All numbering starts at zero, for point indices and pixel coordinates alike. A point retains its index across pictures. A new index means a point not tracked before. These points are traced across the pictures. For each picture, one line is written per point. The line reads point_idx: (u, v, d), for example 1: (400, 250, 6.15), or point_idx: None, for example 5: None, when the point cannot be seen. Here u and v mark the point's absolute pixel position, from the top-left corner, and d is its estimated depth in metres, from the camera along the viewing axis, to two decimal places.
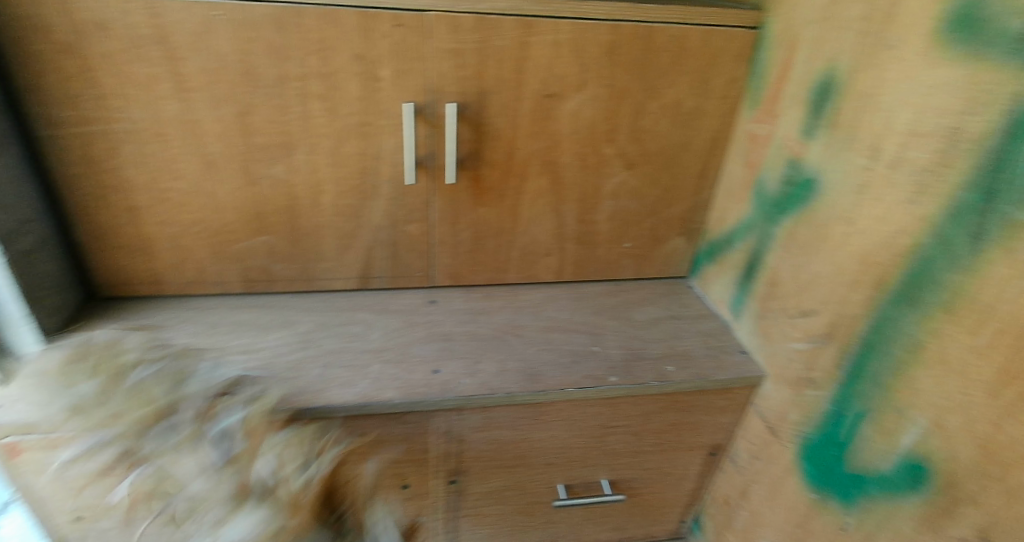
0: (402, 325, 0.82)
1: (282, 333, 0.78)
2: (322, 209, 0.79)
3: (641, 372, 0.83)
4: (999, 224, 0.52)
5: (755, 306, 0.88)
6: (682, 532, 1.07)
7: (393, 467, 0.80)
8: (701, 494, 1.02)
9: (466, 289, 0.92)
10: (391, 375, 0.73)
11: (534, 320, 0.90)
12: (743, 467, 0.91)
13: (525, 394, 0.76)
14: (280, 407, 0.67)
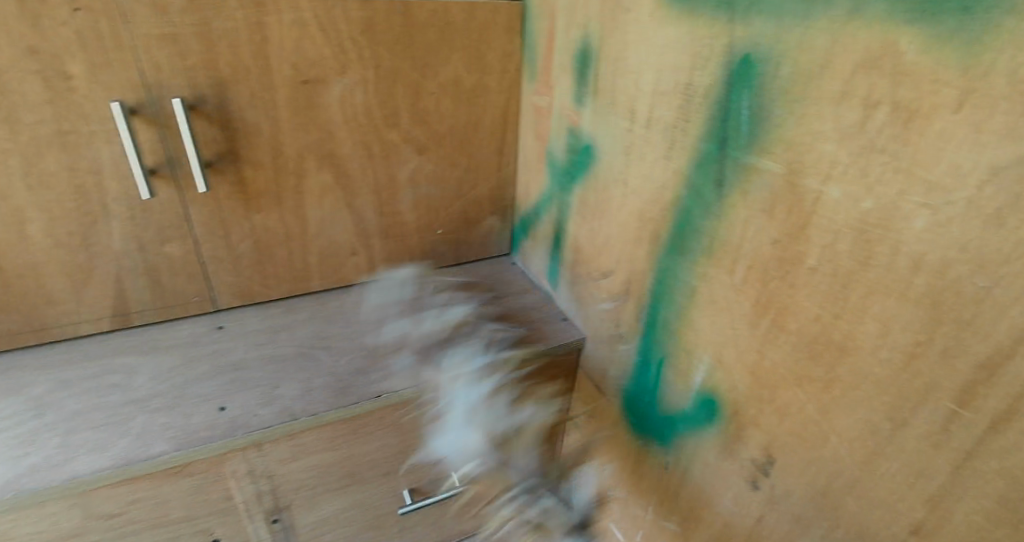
0: (178, 363, 0.71)
1: (7, 403, 0.64)
2: (35, 241, 0.65)
3: (465, 360, 0.79)
4: (734, 169, 0.56)
5: (567, 274, 0.89)
6: None
7: (193, 525, 0.70)
8: None
9: (261, 306, 0.82)
10: (161, 424, 0.63)
11: (346, 328, 0.82)
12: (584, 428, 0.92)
13: (334, 411, 0.68)
14: (5, 495, 0.55)
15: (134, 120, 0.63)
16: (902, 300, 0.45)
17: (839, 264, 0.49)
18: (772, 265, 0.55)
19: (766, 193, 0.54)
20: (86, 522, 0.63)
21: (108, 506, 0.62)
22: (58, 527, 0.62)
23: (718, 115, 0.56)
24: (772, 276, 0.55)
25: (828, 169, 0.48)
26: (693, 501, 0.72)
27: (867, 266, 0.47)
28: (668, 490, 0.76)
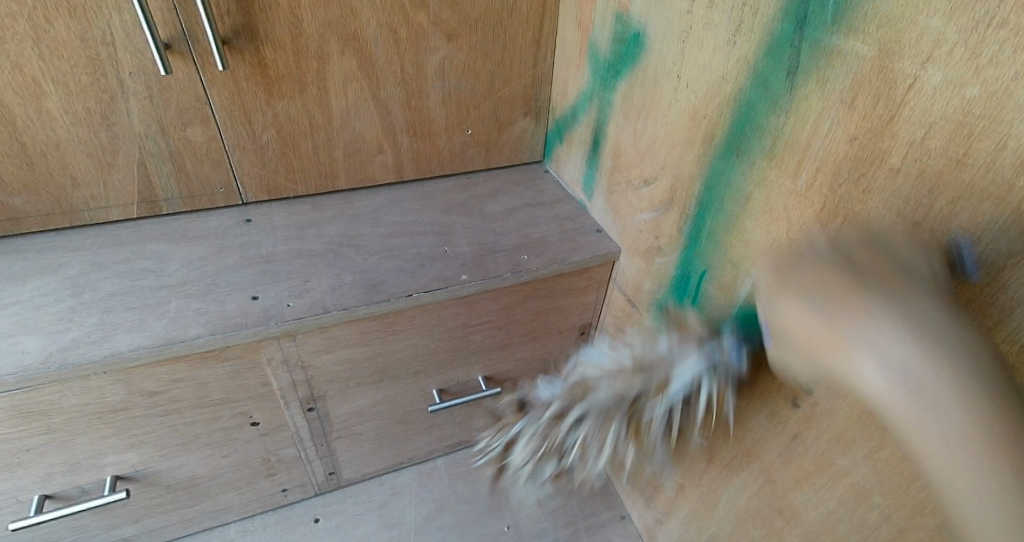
0: (208, 253, 0.68)
1: (44, 280, 0.61)
2: (53, 118, 0.62)
3: (496, 265, 0.75)
4: (811, 53, 0.49)
5: (604, 182, 0.83)
6: None
7: (231, 408, 0.66)
8: None
9: (287, 203, 0.80)
10: (195, 309, 0.59)
11: (373, 228, 0.79)
12: None
13: (365, 307, 0.64)
14: (49, 368, 0.52)
15: None
16: (1001, 205, 0.39)
17: (928, 164, 0.43)
18: (845, 166, 0.49)
19: (848, 80, 0.47)
20: (130, 399, 0.59)
21: (151, 383, 0.58)
22: (103, 401, 0.58)
23: None
24: (844, 180, 0.49)
25: (930, 49, 0.41)
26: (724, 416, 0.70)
27: (962, 165, 0.41)
28: None
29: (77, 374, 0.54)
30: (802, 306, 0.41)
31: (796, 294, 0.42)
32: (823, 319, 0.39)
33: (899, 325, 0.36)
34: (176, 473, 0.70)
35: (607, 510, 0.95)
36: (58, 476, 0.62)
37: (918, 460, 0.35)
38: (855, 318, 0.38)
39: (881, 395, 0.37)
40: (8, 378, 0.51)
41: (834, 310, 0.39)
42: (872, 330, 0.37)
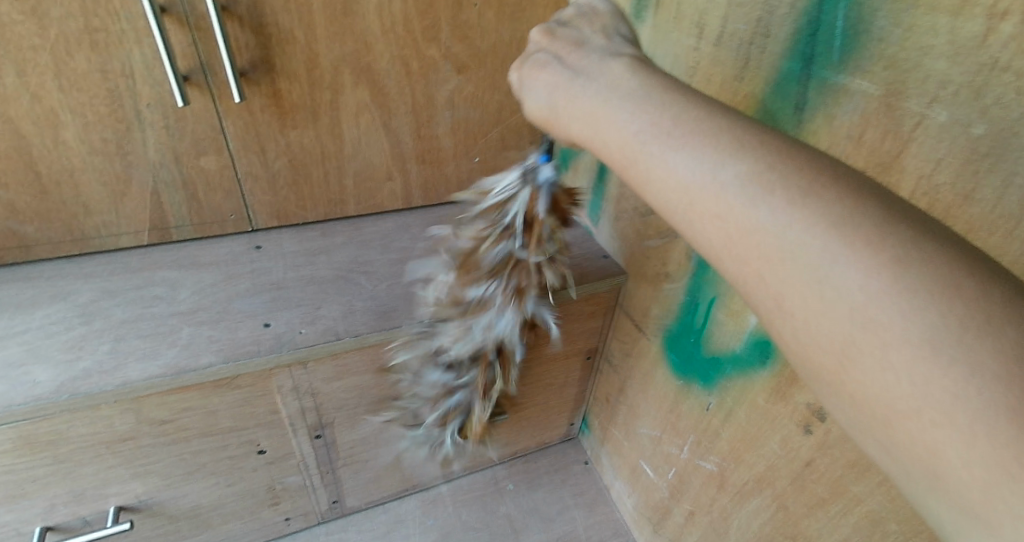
0: (218, 280, 0.68)
1: (54, 307, 0.60)
2: (70, 146, 0.62)
3: None
4: (818, 91, 0.50)
5: (610, 209, 0.85)
6: (573, 434, 1.06)
7: (240, 436, 0.65)
8: (586, 397, 1.00)
9: (298, 229, 0.80)
10: (207, 337, 0.59)
11: (383, 254, 0.79)
12: (619, 365, 0.90)
13: (376, 334, 0.65)
14: (60, 397, 0.50)
15: (164, 20, 0.58)
16: (1008, 239, 0.40)
17: (937, 198, 0.44)
18: None
19: (856, 118, 0.48)
20: (139, 427, 0.57)
21: (161, 412, 0.57)
22: (112, 430, 0.56)
23: (807, 28, 0.50)
24: None
25: (937, 90, 0.42)
26: (735, 443, 0.70)
27: (971, 201, 0.42)
28: (708, 429, 0.74)
29: (87, 404, 0.52)
30: (549, 110, 0.45)
31: (546, 107, 0.46)
32: (562, 113, 0.44)
33: (627, 95, 0.39)
34: (181, 503, 0.68)
35: (614, 537, 0.94)
36: (61, 506, 0.60)
37: (663, 195, 0.36)
38: (581, 103, 0.42)
39: (622, 131, 0.38)
40: (17, 408, 0.50)
41: (573, 94, 0.43)
42: (576, 97, 0.43)
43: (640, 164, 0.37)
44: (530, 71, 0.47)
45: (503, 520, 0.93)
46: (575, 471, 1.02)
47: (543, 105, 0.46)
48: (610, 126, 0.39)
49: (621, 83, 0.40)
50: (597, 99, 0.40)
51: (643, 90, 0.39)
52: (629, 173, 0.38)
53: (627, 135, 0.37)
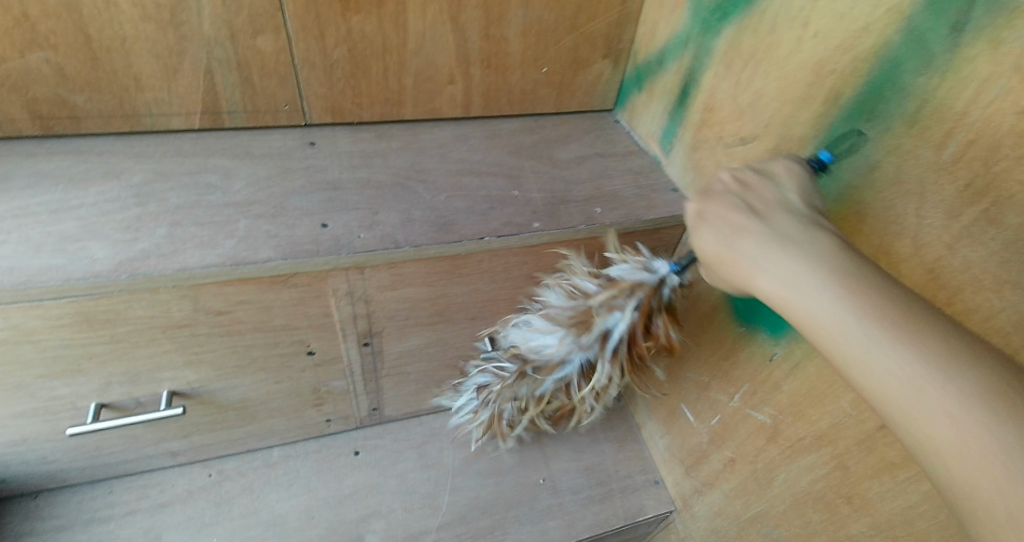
0: (273, 174, 0.64)
1: (108, 185, 0.56)
2: (121, 10, 0.57)
3: (568, 216, 0.71)
4: (987, 8, 0.44)
5: (687, 138, 0.79)
6: None
7: (291, 336, 0.63)
8: None
9: (352, 128, 0.75)
10: (265, 231, 0.55)
11: (441, 164, 0.74)
12: None
13: (436, 247, 0.61)
14: (120, 276, 0.47)
15: None
16: None
17: None
18: (1008, 139, 0.44)
19: None
20: (195, 316, 0.54)
21: (217, 302, 0.54)
22: (169, 316, 0.53)
23: None
24: (1004, 155, 0.44)
25: None
26: (796, 397, 0.67)
27: None
28: (765, 380, 0.71)
29: (147, 286, 0.49)
30: (712, 243, 0.47)
31: (707, 238, 0.47)
32: (728, 250, 0.45)
33: (804, 253, 0.42)
34: (230, 394, 0.67)
35: (642, 473, 0.94)
36: (116, 386, 0.58)
37: (874, 395, 0.36)
38: (747, 247, 0.44)
39: (826, 304, 0.39)
40: (78, 283, 0.46)
41: (736, 244, 0.45)
42: (751, 250, 0.44)
43: (826, 332, 0.39)
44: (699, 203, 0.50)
45: (535, 445, 0.93)
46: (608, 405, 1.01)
47: (709, 243, 0.47)
48: (804, 290, 0.40)
49: (800, 247, 0.42)
50: (767, 249, 0.43)
51: (833, 258, 0.41)
52: (831, 346, 0.39)
53: (840, 310, 0.38)
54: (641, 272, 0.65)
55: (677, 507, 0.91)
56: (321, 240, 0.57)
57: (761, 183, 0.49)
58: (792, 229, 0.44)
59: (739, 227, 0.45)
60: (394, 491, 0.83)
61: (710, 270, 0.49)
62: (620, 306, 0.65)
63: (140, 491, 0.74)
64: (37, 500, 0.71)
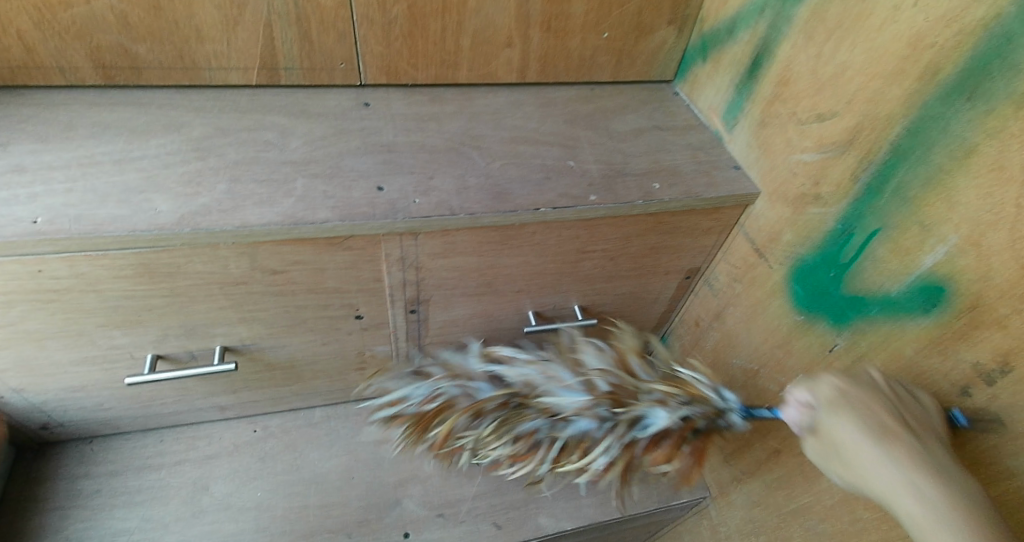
0: (329, 134, 0.63)
1: (168, 139, 0.56)
2: None
3: (626, 190, 0.69)
4: None
5: (755, 113, 0.75)
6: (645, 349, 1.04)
7: (342, 299, 0.63)
8: (671, 315, 0.97)
9: (406, 89, 0.74)
10: (322, 191, 0.54)
11: (495, 131, 0.72)
12: (721, 290, 0.85)
13: (491, 216, 0.59)
14: (182, 230, 0.47)
15: None
16: None
17: None
18: None
19: None
20: (252, 273, 0.54)
21: (274, 261, 0.54)
22: (227, 272, 0.53)
23: None
24: None
25: None
26: None
27: None
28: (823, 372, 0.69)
29: (209, 242, 0.48)
30: (854, 434, 0.47)
31: (850, 426, 0.47)
32: (871, 447, 0.46)
33: (948, 491, 0.43)
34: (279, 353, 0.68)
35: None
36: (172, 338, 0.59)
37: None
38: (892, 448, 0.45)
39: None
40: (142, 235, 0.46)
41: (882, 445, 0.46)
42: (896, 461, 0.45)
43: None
44: (847, 387, 0.50)
45: None
46: None
47: (848, 434, 0.47)
48: (937, 520, 0.41)
49: (947, 481, 0.43)
50: (915, 469, 0.44)
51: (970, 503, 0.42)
52: None
53: None
54: (710, 392, 0.64)
55: (713, 494, 0.91)
56: (377, 203, 0.56)
57: (905, 399, 0.51)
58: (937, 458, 0.45)
59: (890, 433, 0.46)
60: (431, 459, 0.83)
61: (830, 450, 0.49)
62: (670, 407, 0.64)
63: (189, 442, 0.76)
64: (92, 445, 0.73)
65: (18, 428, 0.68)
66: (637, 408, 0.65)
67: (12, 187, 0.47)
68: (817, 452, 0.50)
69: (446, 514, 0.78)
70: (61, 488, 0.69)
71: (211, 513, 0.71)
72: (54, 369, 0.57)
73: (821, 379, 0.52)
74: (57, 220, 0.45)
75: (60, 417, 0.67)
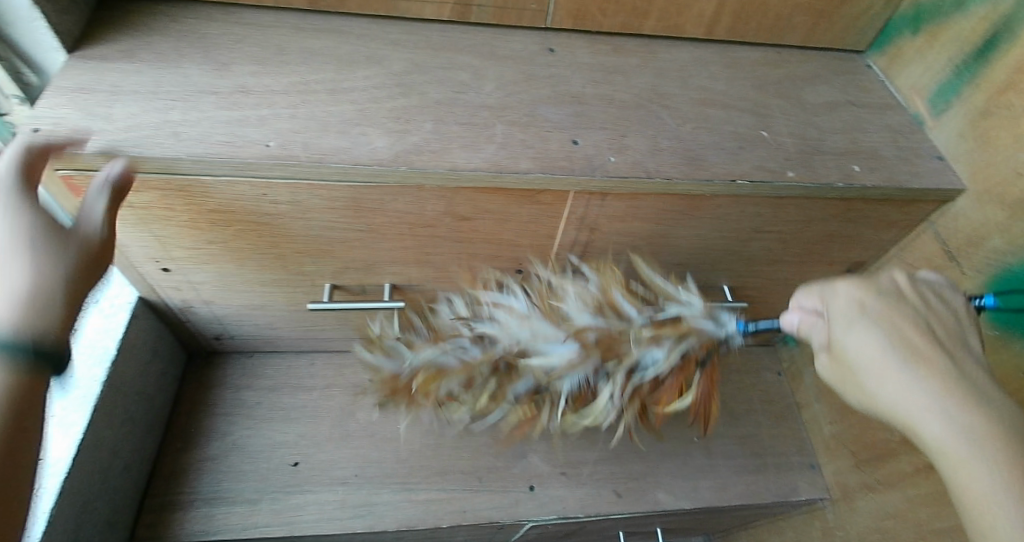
0: (519, 78, 0.60)
1: (372, 72, 0.55)
2: None
3: (823, 169, 0.62)
4: None
5: (976, 98, 0.66)
6: (772, 341, 0.98)
7: (511, 251, 0.62)
8: None
9: (590, 37, 0.69)
10: (522, 140, 0.52)
11: (683, 88, 0.66)
12: None
13: (688, 183, 0.55)
14: (399, 169, 0.47)
15: None
16: None
17: None
18: None
19: None
20: (443, 217, 0.54)
21: (466, 208, 0.53)
22: (422, 214, 0.53)
23: None
24: None
25: None
26: None
27: None
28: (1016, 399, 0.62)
29: (418, 182, 0.48)
30: (878, 349, 0.40)
31: (873, 342, 0.41)
32: (892, 366, 0.39)
33: (974, 413, 0.36)
34: (435, 296, 0.68)
35: (798, 455, 0.89)
36: (351, 271, 0.60)
37: None
38: (913, 369, 0.39)
39: (977, 480, 0.34)
40: (364, 169, 0.46)
41: (909, 364, 0.39)
42: (925, 384, 0.38)
43: (992, 506, 0.33)
44: (868, 298, 0.43)
45: None
46: (764, 379, 0.96)
47: (872, 350, 0.40)
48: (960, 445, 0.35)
49: (982, 406, 0.36)
50: (947, 390, 0.37)
51: (1004, 428, 0.35)
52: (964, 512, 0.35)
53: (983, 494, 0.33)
54: (706, 322, 0.58)
55: (833, 497, 0.86)
56: (573, 158, 0.53)
57: (917, 301, 0.44)
58: (974, 383, 0.38)
59: (923, 355, 0.39)
60: None
61: (847, 369, 0.43)
62: (666, 349, 0.58)
63: (336, 369, 0.79)
64: (251, 358, 0.78)
65: (195, 336, 0.73)
66: (631, 355, 0.58)
67: (242, 109, 0.49)
68: (832, 368, 0.45)
69: (568, 473, 0.79)
70: (227, 396, 0.75)
71: (357, 438, 0.74)
72: (245, 287, 0.60)
73: (835, 290, 0.45)
74: (287, 146, 0.47)
75: (231, 330, 0.71)
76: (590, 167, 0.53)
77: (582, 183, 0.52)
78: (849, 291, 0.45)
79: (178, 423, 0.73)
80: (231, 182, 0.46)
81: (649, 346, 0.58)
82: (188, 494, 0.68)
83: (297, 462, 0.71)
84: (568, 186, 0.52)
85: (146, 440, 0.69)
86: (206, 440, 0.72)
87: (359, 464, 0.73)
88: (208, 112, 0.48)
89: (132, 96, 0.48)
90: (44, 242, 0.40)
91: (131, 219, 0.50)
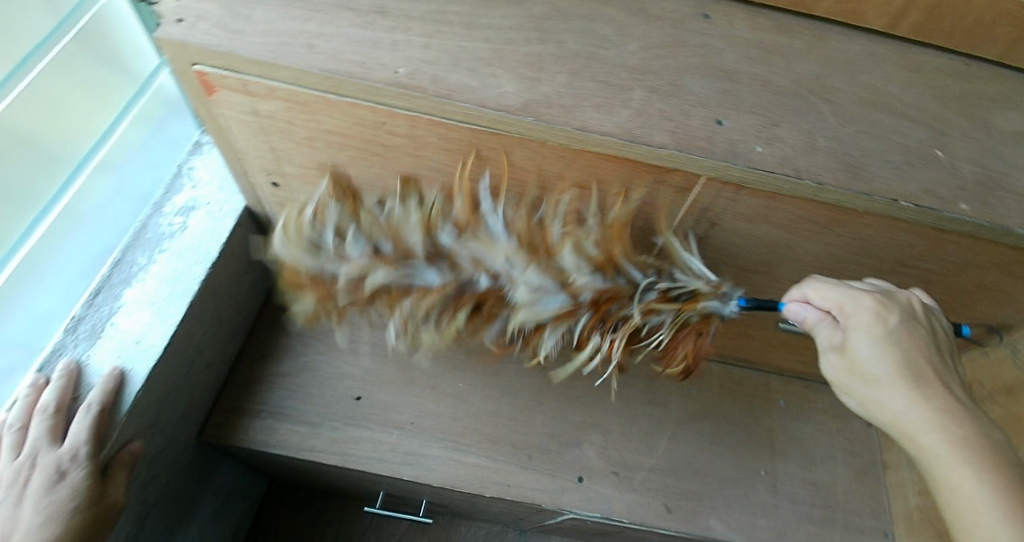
0: (666, 42, 0.54)
1: (511, 11, 0.51)
2: None
3: (1003, 207, 0.53)
4: None
5: None
6: None
7: None
8: None
9: (753, 9, 0.61)
10: (660, 110, 0.48)
11: (850, 83, 0.58)
12: None
13: (840, 192, 0.48)
14: (525, 119, 0.44)
15: None
16: None
17: None
18: None
19: None
20: None
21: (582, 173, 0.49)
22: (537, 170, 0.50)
23: None
24: None
25: None
26: None
27: None
28: None
29: (541, 136, 0.46)
30: (896, 364, 0.44)
31: (890, 364, 0.44)
32: (903, 380, 0.44)
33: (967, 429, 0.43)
34: None
35: (872, 519, 0.78)
36: None
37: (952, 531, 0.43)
38: (915, 384, 0.44)
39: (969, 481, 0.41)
40: (490, 113, 0.44)
41: (921, 385, 0.44)
42: (923, 404, 0.44)
43: (978, 508, 0.41)
44: (890, 313, 0.46)
45: (763, 433, 0.80)
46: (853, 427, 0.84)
47: (889, 365, 0.44)
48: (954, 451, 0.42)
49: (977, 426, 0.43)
50: (948, 409, 0.43)
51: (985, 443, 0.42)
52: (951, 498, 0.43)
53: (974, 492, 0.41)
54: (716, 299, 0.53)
55: None
56: (713, 139, 0.47)
57: (921, 317, 0.47)
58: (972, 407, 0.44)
59: (928, 376, 0.45)
60: (617, 414, 0.78)
61: (857, 375, 0.46)
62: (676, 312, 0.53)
63: None
64: None
65: None
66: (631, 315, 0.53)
67: (378, 29, 0.47)
68: (838, 368, 0.48)
69: (620, 474, 0.74)
70: None
71: (417, 386, 0.74)
72: None
73: (861, 297, 0.46)
74: (417, 75, 0.45)
75: None
76: (730, 154, 0.47)
77: (716, 170, 0.47)
78: (873, 302, 0.46)
79: (260, 333, 0.75)
80: (355, 104, 0.46)
81: (650, 317, 0.53)
82: (256, 404, 0.70)
83: (360, 397, 0.72)
84: (700, 170, 0.47)
85: (229, 345, 0.72)
86: (282, 355, 0.74)
87: (412, 413, 0.72)
88: (343, 27, 0.47)
89: (274, 0, 0.47)
90: (80, 512, 0.51)
91: (253, 126, 0.52)
